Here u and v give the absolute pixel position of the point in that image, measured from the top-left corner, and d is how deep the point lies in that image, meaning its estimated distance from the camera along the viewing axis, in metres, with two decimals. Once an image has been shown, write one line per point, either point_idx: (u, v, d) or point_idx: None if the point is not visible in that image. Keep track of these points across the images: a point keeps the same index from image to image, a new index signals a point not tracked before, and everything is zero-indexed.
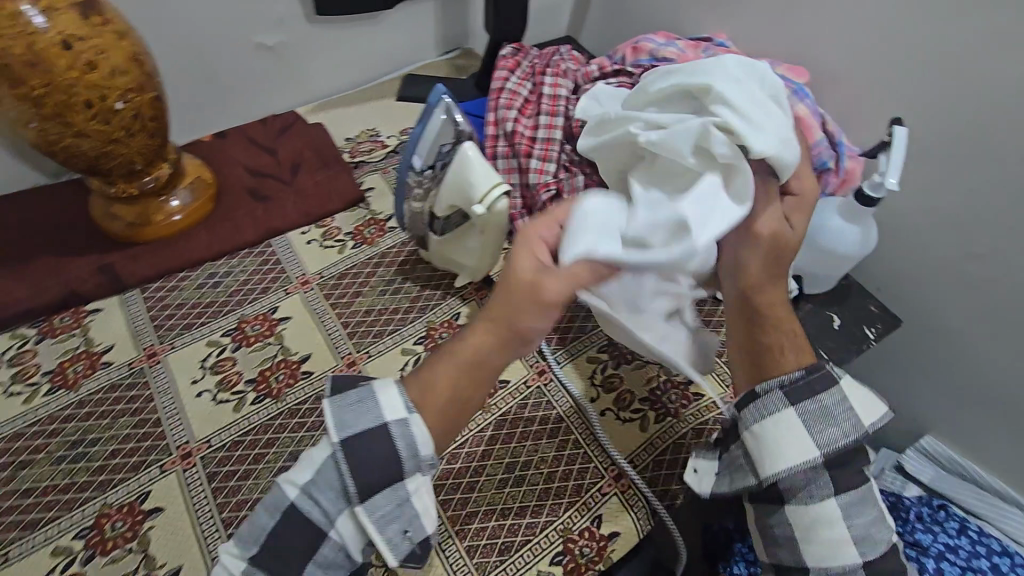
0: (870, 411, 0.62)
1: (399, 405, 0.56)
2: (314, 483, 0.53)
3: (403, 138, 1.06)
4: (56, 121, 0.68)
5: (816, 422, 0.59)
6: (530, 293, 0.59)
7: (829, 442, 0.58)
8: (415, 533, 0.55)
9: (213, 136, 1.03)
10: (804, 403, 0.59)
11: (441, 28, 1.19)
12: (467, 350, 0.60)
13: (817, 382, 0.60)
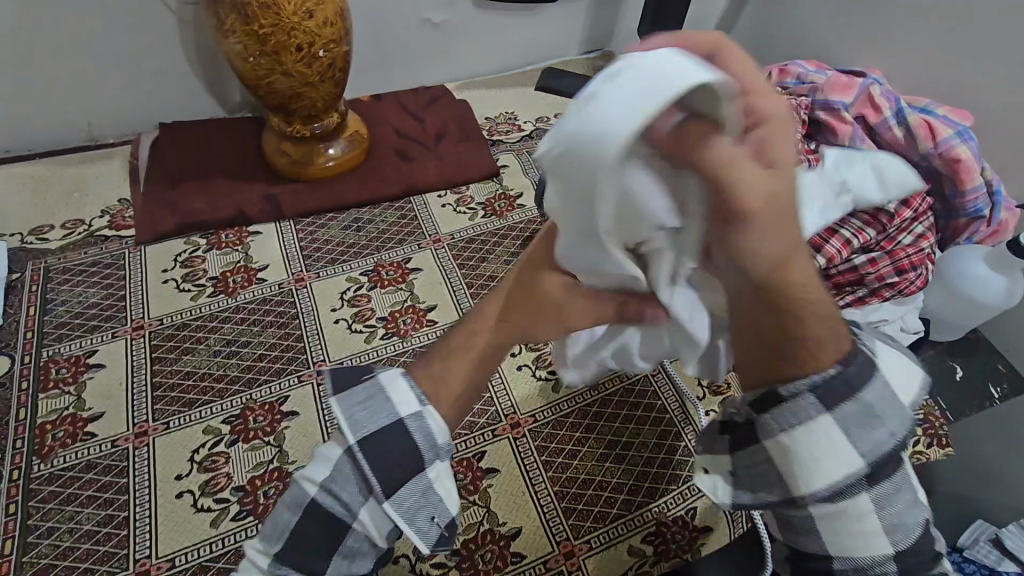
0: (910, 400, 0.46)
1: (412, 397, 0.47)
2: (334, 477, 0.45)
3: (538, 126, 1.12)
4: (270, 58, 0.78)
5: (857, 423, 0.43)
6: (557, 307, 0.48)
7: (876, 447, 0.43)
8: (443, 517, 0.47)
9: (370, 98, 1.12)
10: (841, 403, 0.42)
11: (589, 29, 1.24)
12: (478, 341, 0.50)
13: (852, 373, 0.43)
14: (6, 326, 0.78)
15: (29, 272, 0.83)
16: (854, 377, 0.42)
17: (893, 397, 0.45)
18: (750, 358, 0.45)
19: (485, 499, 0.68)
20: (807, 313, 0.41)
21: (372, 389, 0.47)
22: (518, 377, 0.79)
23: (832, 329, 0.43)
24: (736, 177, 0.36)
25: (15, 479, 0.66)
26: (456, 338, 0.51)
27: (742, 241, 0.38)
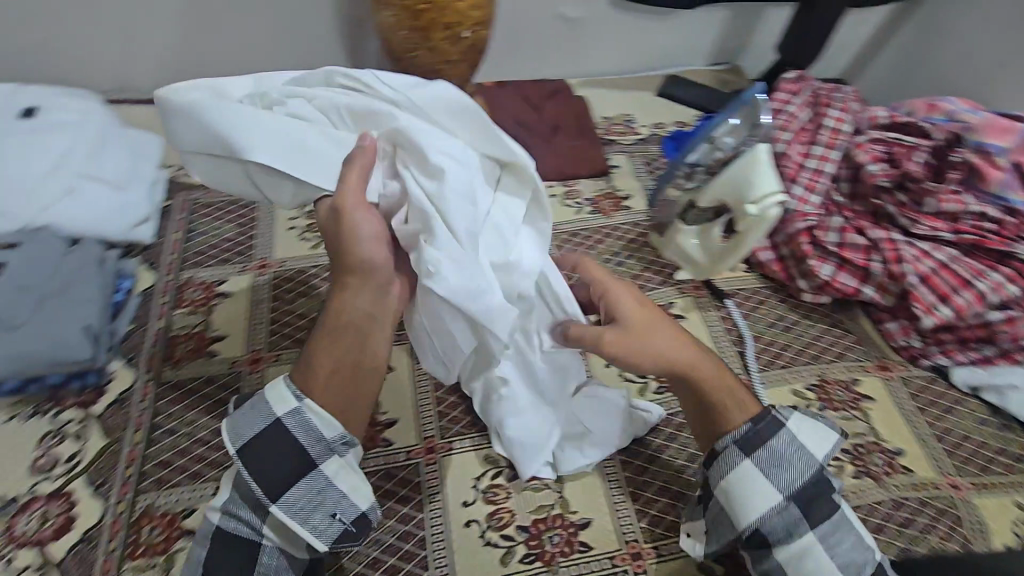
0: (824, 443, 0.58)
1: (288, 394, 0.52)
2: (232, 500, 0.53)
3: (655, 131, 1.11)
4: (419, 33, 0.83)
5: (772, 465, 0.56)
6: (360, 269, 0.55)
7: (789, 484, 0.55)
8: (346, 513, 0.52)
9: (494, 84, 1.14)
10: (756, 450, 0.57)
11: (721, 41, 1.21)
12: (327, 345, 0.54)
13: (764, 430, 0.57)
14: (153, 246, 0.85)
15: (179, 201, 0.91)
16: (766, 432, 0.57)
17: (796, 441, 0.57)
18: (702, 436, 0.62)
19: (559, 485, 0.69)
20: (708, 393, 0.60)
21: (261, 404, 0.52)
22: (606, 372, 0.78)
23: (736, 397, 0.60)
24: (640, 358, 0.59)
25: (149, 380, 0.73)
26: (330, 319, 0.55)
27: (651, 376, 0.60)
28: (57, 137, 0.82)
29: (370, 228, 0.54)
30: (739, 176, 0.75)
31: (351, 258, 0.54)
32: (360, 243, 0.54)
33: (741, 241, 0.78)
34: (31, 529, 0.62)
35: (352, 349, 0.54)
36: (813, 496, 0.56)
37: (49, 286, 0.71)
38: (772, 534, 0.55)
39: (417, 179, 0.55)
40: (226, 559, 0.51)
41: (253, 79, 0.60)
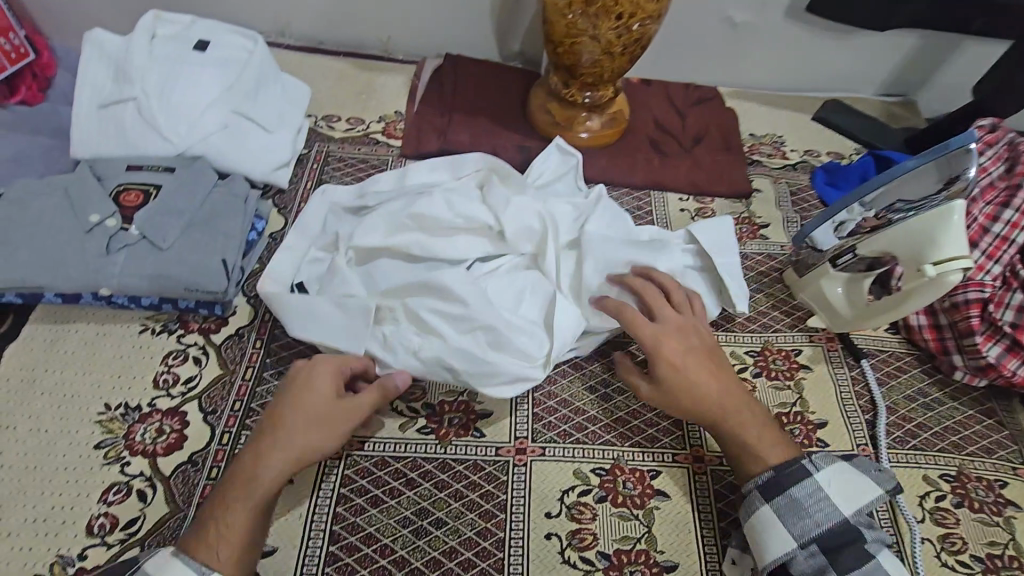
0: (859, 495, 0.58)
1: (189, 573, 0.50)
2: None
3: (806, 158, 1.01)
4: (588, 19, 0.79)
5: (792, 511, 0.57)
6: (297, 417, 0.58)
7: (806, 531, 0.56)
8: None
9: (639, 81, 1.08)
10: (775, 496, 0.58)
11: (897, 71, 1.10)
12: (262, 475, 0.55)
13: (789, 474, 0.58)
14: (287, 191, 0.88)
15: (314, 151, 0.93)
16: (785, 478, 0.58)
17: (822, 490, 0.58)
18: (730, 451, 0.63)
19: (649, 520, 0.65)
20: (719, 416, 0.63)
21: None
22: None
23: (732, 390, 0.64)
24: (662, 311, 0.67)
25: (266, 320, 0.75)
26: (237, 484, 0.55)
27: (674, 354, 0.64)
28: (222, 74, 0.86)
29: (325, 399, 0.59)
30: (923, 232, 0.66)
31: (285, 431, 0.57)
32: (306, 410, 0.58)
33: (901, 305, 0.70)
34: (147, 440, 0.65)
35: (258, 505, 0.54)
36: (838, 546, 0.55)
37: (197, 214, 0.75)
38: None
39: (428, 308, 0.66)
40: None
41: (326, 213, 0.77)
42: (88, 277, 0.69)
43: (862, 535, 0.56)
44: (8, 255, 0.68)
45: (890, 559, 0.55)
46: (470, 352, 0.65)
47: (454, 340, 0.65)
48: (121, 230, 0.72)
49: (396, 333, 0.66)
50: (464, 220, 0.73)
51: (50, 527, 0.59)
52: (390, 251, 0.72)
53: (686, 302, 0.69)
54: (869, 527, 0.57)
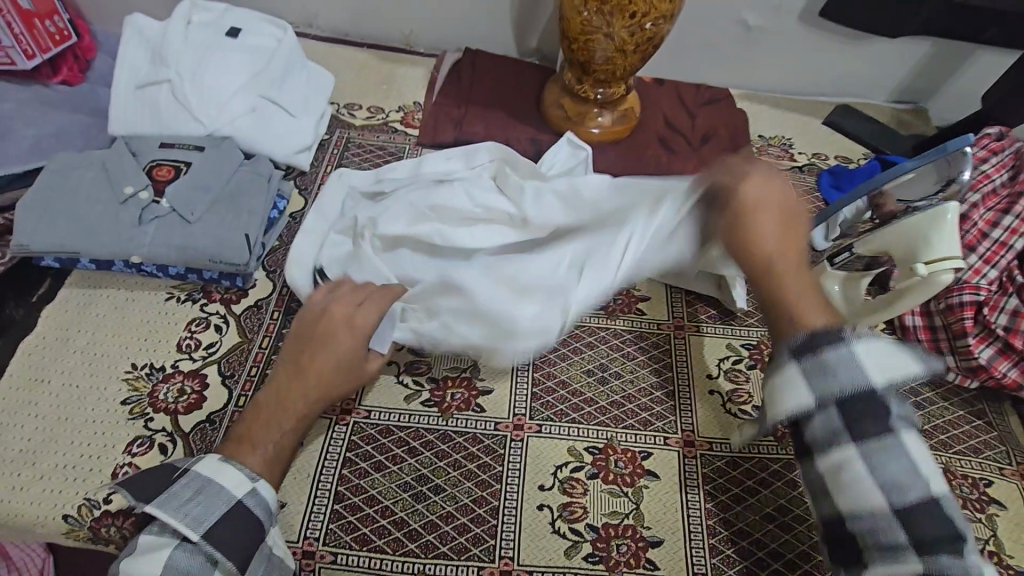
0: (897, 368, 0.49)
1: (244, 477, 0.54)
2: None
3: (813, 160, 1.03)
4: (603, 18, 0.82)
5: (818, 372, 0.50)
6: (313, 351, 0.61)
7: (830, 390, 0.49)
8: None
9: (652, 80, 1.11)
10: (819, 352, 0.50)
11: (909, 79, 1.11)
12: (280, 403, 0.59)
13: (823, 339, 0.51)
14: (307, 174, 0.92)
15: (335, 137, 0.97)
16: (822, 340, 0.51)
17: (856, 357, 0.49)
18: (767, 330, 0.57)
19: (637, 497, 0.68)
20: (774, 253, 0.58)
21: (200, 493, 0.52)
22: (708, 399, 0.76)
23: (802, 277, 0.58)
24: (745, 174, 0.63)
25: (283, 294, 0.79)
26: (272, 415, 0.59)
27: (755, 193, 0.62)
28: (252, 60, 0.91)
29: (352, 347, 0.62)
30: (919, 231, 0.68)
31: (320, 373, 0.61)
32: (321, 348, 0.61)
33: (896, 301, 0.72)
34: (169, 398, 0.69)
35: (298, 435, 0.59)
36: (860, 414, 0.48)
37: (223, 191, 0.79)
38: (811, 443, 0.51)
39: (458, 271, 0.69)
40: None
41: (341, 206, 0.80)
42: (120, 245, 0.74)
43: (888, 411, 0.48)
44: (49, 222, 0.73)
45: (914, 439, 0.48)
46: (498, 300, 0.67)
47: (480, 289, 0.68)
48: (152, 202, 0.76)
49: (422, 329, 0.69)
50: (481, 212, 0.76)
51: (78, 473, 0.64)
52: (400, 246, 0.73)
53: (762, 185, 0.62)
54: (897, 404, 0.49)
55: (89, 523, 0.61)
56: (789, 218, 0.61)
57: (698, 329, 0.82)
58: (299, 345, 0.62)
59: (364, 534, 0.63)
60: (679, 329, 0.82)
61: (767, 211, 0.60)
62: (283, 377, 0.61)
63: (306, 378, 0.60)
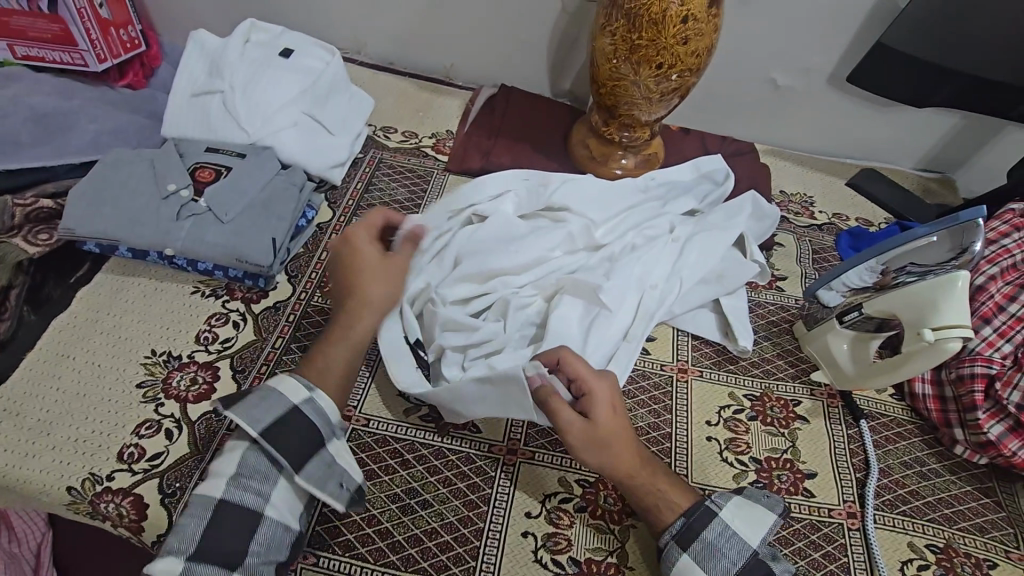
0: (759, 526, 0.63)
1: (301, 387, 0.62)
2: (243, 472, 0.58)
3: (833, 220, 1.04)
4: (632, 64, 0.85)
5: (709, 557, 0.60)
6: (370, 264, 0.71)
7: (725, 571, 0.60)
8: (347, 482, 0.61)
9: (679, 128, 1.13)
10: (692, 542, 0.61)
11: (937, 148, 1.12)
12: (353, 327, 0.68)
13: (698, 518, 0.62)
14: (339, 188, 0.97)
15: (369, 157, 1.03)
16: (700, 519, 0.62)
17: (729, 526, 0.62)
18: (620, 451, 0.64)
19: (623, 536, 0.67)
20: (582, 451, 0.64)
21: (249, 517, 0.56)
22: (704, 445, 0.75)
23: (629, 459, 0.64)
24: (592, 390, 0.66)
25: (302, 298, 0.82)
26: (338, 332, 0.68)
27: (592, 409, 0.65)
28: (300, 78, 0.97)
29: (371, 247, 0.72)
30: (923, 297, 0.69)
31: (353, 276, 0.70)
32: (358, 258, 0.71)
33: (904, 366, 0.70)
34: (181, 386, 0.72)
35: (353, 350, 0.68)
36: None
37: (258, 197, 0.84)
38: None
39: (487, 287, 0.79)
40: (231, 528, 0.55)
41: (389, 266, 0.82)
42: (156, 237, 0.78)
43: (772, 569, 0.61)
44: (95, 209, 0.79)
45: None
46: (524, 309, 0.78)
47: (494, 297, 0.78)
48: (191, 201, 0.81)
49: (457, 337, 0.75)
50: (514, 267, 0.80)
51: (87, 448, 0.66)
52: (452, 290, 0.78)
53: (599, 390, 0.66)
54: (774, 559, 0.62)
55: (90, 497, 0.63)
56: (618, 408, 0.66)
57: (701, 375, 0.82)
58: (347, 246, 0.72)
59: (348, 540, 0.63)
60: (682, 372, 0.82)
61: (612, 415, 0.65)
62: (354, 309, 0.69)
63: (354, 284, 0.70)
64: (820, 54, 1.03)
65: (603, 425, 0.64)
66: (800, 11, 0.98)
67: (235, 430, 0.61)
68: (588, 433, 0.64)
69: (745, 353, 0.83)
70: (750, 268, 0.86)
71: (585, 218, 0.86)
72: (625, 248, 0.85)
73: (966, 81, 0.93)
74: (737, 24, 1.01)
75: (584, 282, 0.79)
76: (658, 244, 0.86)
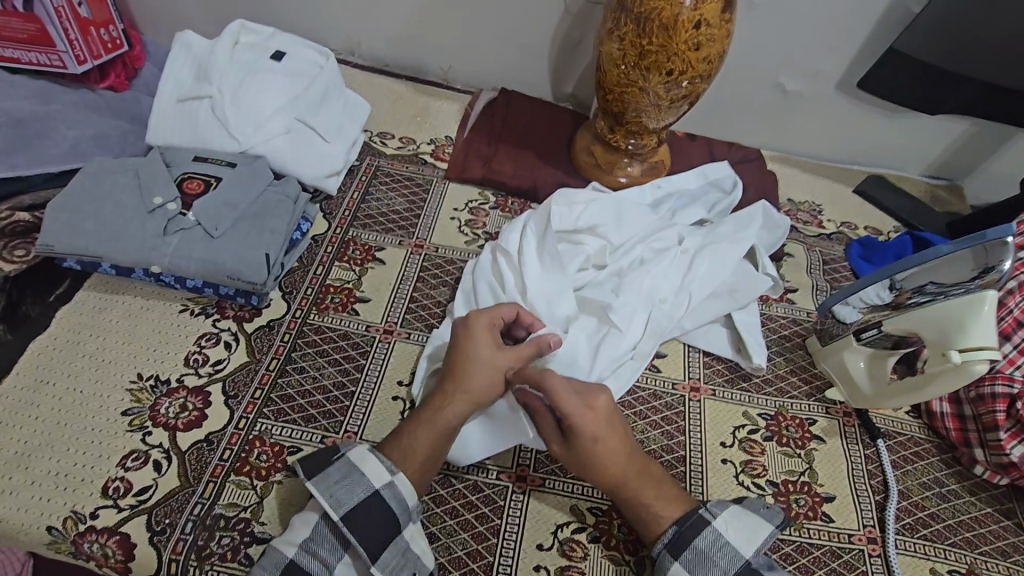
0: (755, 534, 0.59)
1: (383, 470, 0.58)
2: (315, 542, 0.56)
3: (842, 229, 1.02)
4: (642, 71, 0.82)
5: (700, 566, 0.58)
6: (486, 373, 0.63)
7: None
8: (419, 572, 0.57)
9: (684, 135, 1.10)
10: (683, 552, 0.58)
11: (946, 155, 1.10)
12: (439, 411, 0.61)
13: (689, 526, 0.59)
14: (334, 197, 0.93)
15: (365, 165, 0.98)
16: (693, 530, 0.59)
17: (722, 535, 0.59)
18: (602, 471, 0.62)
19: (638, 568, 0.64)
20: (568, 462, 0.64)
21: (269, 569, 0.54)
22: (719, 468, 0.73)
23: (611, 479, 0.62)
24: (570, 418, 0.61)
25: (297, 316, 0.78)
26: (426, 413, 0.62)
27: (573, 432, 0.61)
28: (292, 83, 0.92)
29: (490, 355, 0.64)
30: (950, 313, 0.67)
31: (461, 371, 0.63)
32: (473, 367, 0.63)
33: (925, 387, 0.69)
34: (170, 414, 0.68)
35: (440, 436, 0.61)
36: None
37: (250, 209, 0.79)
38: None
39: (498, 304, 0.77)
40: None
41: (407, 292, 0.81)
42: (141, 253, 0.74)
43: None
44: (76, 223, 0.74)
45: None
46: None
47: None
48: (179, 214, 0.76)
49: None
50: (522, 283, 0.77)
51: (69, 483, 0.62)
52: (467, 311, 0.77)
53: (578, 418, 0.61)
54: (769, 570, 0.58)
55: (73, 537, 0.59)
56: (603, 432, 0.61)
57: (713, 394, 0.79)
58: (462, 350, 0.64)
59: None
60: (694, 391, 0.79)
61: (595, 438, 0.61)
62: (441, 384, 0.63)
63: (457, 378, 0.63)
64: (829, 60, 1.00)
65: (585, 446, 0.61)
66: (811, 15, 0.96)
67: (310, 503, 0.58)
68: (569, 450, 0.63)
69: (758, 370, 0.81)
70: (766, 283, 0.82)
71: (601, 237, 0.83)
72: (634, 262, 0.82)
73: (979, 88, 0.91)
74: (746, 28, 0.98)
75: (593, 298, 0.76)
76: (667, 256, 0.82)
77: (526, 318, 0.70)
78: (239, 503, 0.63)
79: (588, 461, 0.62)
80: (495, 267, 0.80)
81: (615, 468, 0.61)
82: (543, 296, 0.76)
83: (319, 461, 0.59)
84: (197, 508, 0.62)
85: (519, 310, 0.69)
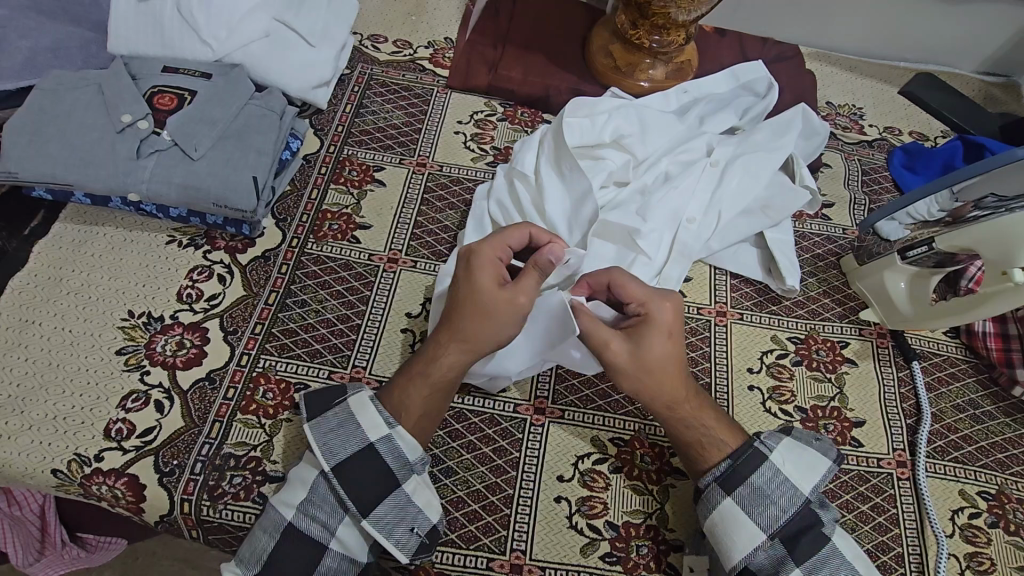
0: (813, 469, 0.57)
1: (380, 421, 0.55)
2: (311, 500, 0.54)
3: (884, 134, 0.92)
4: None
5: (754, 503, 0.56)
6: (493, 312, 0.56)
7: (772, 520, 0.55)
8: (421, 526, 0.54)
9: (713, 30, 0.98)
10: (735, 488, 0.56)
11: (1006, 47, 0.99)
12: (433, 363, 0.57)
13: (745, 463, 0.57)
14: (325, 112, 0.84)
15: (357, 73, 0.88)
16: (749, 466, 0.57)
17: (779, 469, 0.57)
18: (667, 386, 0.58)
19: (662, 496, 0.63)
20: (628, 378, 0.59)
21: (268, 525, 0.53)
22: (746, 395, 0.70)
23: (677, 393, 0.59)
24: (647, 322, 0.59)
25: (293, 246, 0.73)
26: (420, 365, 0.58)
27: (649, 339, 0.58)
28: None
29: (497, 289, 0.56)
30: (1016, 231, 0.61)
31: (455, 317, 0.57)
32: (479, 309, 0.56)
33: (976, 308, 0.65)
34: (167, 352, 0.64)
35: (437, 388, 0.57)
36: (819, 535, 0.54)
37: (230, 126, 0.71)
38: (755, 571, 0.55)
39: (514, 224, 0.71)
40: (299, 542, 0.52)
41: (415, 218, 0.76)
42: (115, 181, 0.67)
43: (818, 517, 0.56)
44: (38, 148, 0.66)
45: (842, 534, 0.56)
46: None
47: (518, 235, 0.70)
48: (152, 134, 0.68)
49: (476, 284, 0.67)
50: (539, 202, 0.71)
51: (70, 426, 0.60)
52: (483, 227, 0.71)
53: (657, 321, 0.59)
54: (823, 507, 0.57)
55: (79, 480, 0.58)
56: (674, 340, 0.59)
57: (741, 318, 0.75)
58: (467, 284, 0.57)
59: None
60: (720, 316, 0.74)
61: (667, 346, 0.59)
62: (438, 333, 0.58)
63: (454, 326, 0.57)
64: None
65: (653, 358, 0.58)
66: None
67: (302, 461, 0.56)
68: (631, 363, 0.58)
69: (790, 292, 0.76)
70: (803, 196, 0.75)
71: (625, 150, 0.75)
72: (658, 178, 0.75)
73: None
74: None
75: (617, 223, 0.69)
76: (694, 170, 0.74)
77: (541, 238, 0.62)
78: (248, 443, 0.60)
79: (656, 375, 0.58)
80: (507, 182, 0.74)
81: (672, 381, 0.58)
82: (563, 213, 0.70)
83: (321, 402, 0.57)
84: (204, 448, 0.60)
85: (529, 230, 0.61)
